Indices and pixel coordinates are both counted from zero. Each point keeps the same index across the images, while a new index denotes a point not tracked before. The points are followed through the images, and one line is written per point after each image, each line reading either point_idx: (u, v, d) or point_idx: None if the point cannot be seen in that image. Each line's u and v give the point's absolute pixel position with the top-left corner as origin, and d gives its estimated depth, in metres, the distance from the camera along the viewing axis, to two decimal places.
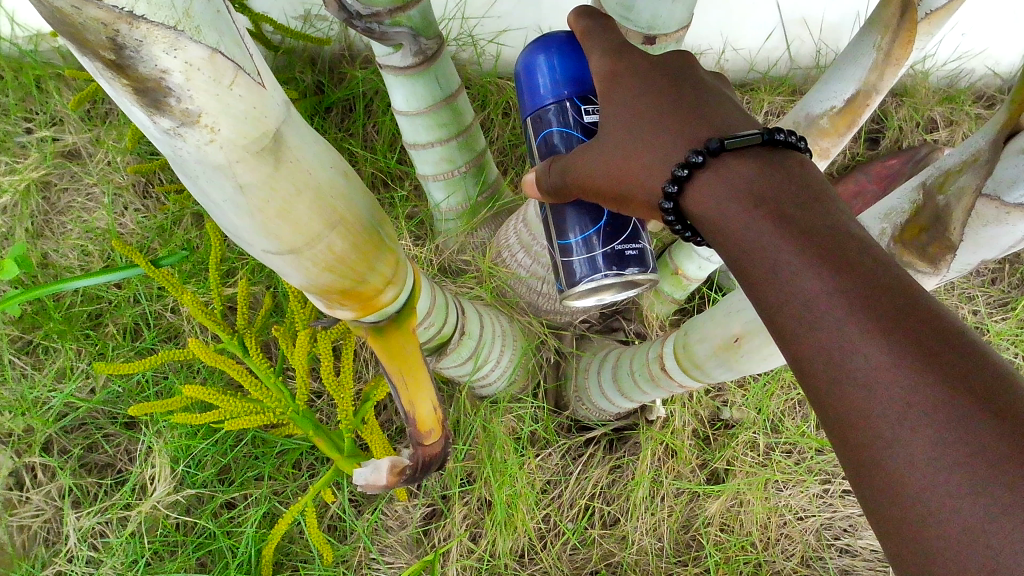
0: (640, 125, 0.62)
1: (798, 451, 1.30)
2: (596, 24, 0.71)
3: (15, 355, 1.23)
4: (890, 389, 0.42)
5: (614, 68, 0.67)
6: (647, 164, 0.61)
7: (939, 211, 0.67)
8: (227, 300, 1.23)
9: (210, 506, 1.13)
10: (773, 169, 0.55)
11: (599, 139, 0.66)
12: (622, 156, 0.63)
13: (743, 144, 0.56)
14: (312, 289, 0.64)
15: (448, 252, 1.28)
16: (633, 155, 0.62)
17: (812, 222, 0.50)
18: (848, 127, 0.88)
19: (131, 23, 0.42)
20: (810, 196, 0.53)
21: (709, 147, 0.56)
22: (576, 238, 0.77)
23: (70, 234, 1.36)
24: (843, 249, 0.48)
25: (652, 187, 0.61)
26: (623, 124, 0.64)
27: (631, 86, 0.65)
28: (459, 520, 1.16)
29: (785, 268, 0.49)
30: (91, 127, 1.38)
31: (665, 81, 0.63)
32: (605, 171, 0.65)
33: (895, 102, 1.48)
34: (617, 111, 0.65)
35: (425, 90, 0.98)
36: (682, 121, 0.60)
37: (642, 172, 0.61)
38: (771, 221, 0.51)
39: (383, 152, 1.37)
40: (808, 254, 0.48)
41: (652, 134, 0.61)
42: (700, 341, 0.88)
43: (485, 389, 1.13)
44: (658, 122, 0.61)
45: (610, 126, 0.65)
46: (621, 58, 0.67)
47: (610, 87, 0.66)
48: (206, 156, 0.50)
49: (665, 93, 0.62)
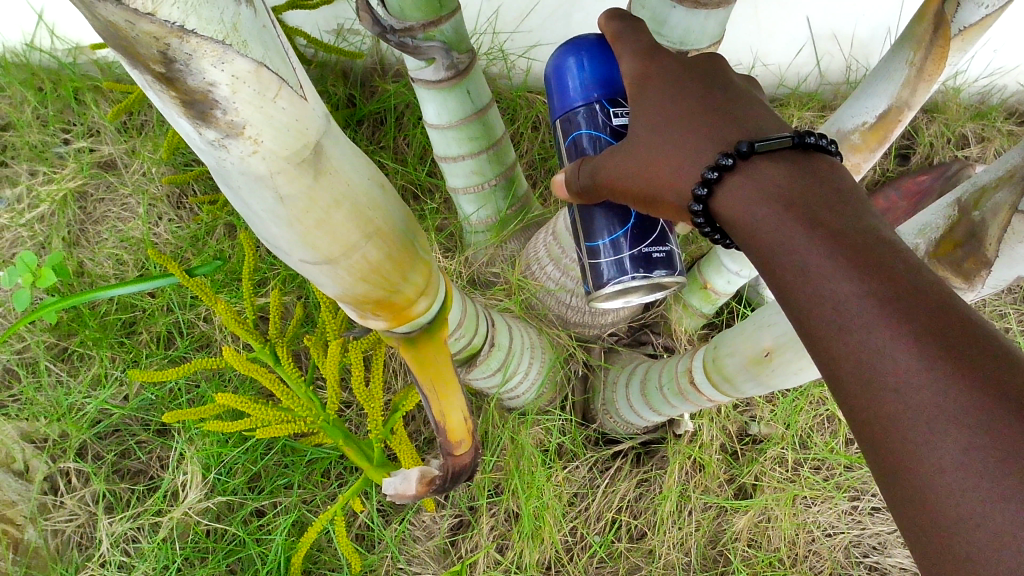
0: (669, 128, 0.63)
1: (826, 467, 1.29)
2: (626, 27, 0.71)
3: (51, 362, 1.25)
4: (920, 394, 0.43)
5: (643, 70, 0.67)
6: (676, 167, 0.61)
7: (974, 227, 0.67)
8: (260, 310, 1.24)
9: (240, 513, 1.14)
10: (804, 174, 0.55)
11: (628, 140, 0.67)
12: (651, 159, 0.63)
13: (774, 148, 0.56)
14: (346, 297, 0.65)
15: (478, 264, 1.29)
16: (662, 158, 0.62)
17: (844, 226, 0.51)
18: (879, 143, 0.88)
19: (182, 37, 0.42)
20: (842, 200, 0.53)
21: (740, 150, 0.56)
22: (608, 242, 0.78)
23: (105, 243, 1.38)
24: (874, 254, 0.48)
25: (681, 190, 0.61)
26: (652, 126, 0.64)
27: (660, 89, 0.65)
28: (486, 531, 1.17)
29: (816, 272, 0.49)
30: (128, 138, 1.41)
31: (695, 85, 0.64)
32: (633, 173, 0.65)
33: (926, 119, 1.47)
34: (645, 114, 0.65)
35: (457, 104, 1.00)
36: (711, 127, 0.61)
37: (670, 173, 0.62)
38: (803, 225, 0.52)
39: (414, 165, 1.39)
40: (839, 258, 0.48)
41: (681, 137, 0.61)
42: (730, 354, 0.88)
43: (514, 401, 1.14)
44: (686, 126, 0.61)
45: (638, 128, 0.65)
46: (652, 61, 0.67)
47: (640, 90, 0.66)
48: (248, 166, 0.51)
49: (695, 96, 0.63)
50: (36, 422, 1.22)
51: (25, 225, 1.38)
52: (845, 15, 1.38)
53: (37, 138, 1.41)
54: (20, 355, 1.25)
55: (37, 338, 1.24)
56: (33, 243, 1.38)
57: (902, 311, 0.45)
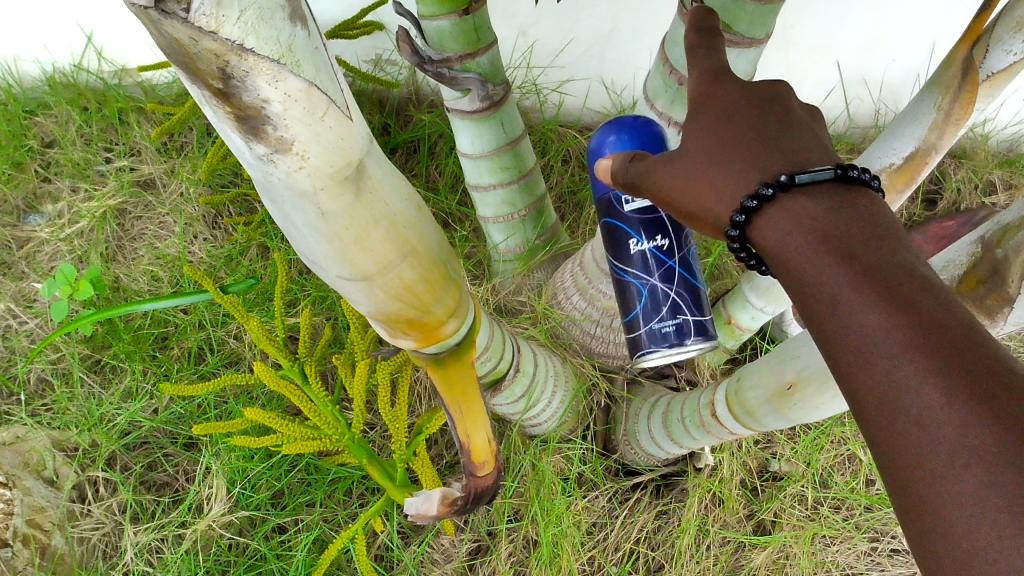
0: (713, 149, 0.62)
1: (846, 507, 1.29)
2: (702, 41, 0.67)
3: (85, 373, 1.27)
4: (946, 441, 0.42)
5: (704, 87, 0.65)
6: (718, 187, 0.61)
7: (997, 265, 0.65)
8: (290, 330, 1.27)
9: (262, 528, 1.15)
10: (843, 205, 0.55)
11: (672, 154, 0.66)
12: (695, 180, 0.63)
13: (814, 179, 0.56)
14: (379, 316, 0.67)
15: (505, 292, 1.30)
16: (705, 181, 0.62)
17: (878, 258, 0.50)
18: (906, 184, 0.89)
19: (241, 55, 0.45)
20: (879, 232, 0.52)
21: (779, 181, 0.56)
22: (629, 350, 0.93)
23: (141, 259, 1.40)
24: (904, 286, 0.48)
25: (721, 212, 0.61)
26: (700, 145, 0.63)
27: (714, 111, 0.63)
28: (505, 557, 1.17)
29: (844, 301, 0.50)
30: (167, 159, 1.45)
31: (750, 106, 0.62)
32: (676, 190, 0.65)
33: (953, 164, 1.49)
34: (694, 133, 0.64)
35: (490, 135, 1.02)
36: (754, 151, 0.60)
37: (712, 197, 0.62)
38: (835, 255, 0.52)
39: (446, 193, 1.42)
40: (868, 289, 0.49)
41: (722, 163, 0.61)
42: (754, 387, 0.89)
43: (536, 428, 1.15)
44: (729, 152, 0.61)
45: (685, 145, 0.65)
46: (713, 78, 0.64)
47: (696, 108, 0.65)
48: (294, 182, 0.53)
49: (746, 118, 0.62)
50: (68, 431, 1.23)
51: (65, 240, 1.42)
52: (875, 60, 1.40)
53: (81, 155, 1.45)
54: (56, 366, 1.29)
55: (71, 348, 1.27)
56: (71, 257, 1.42)
57: (929, 348, 0.45)
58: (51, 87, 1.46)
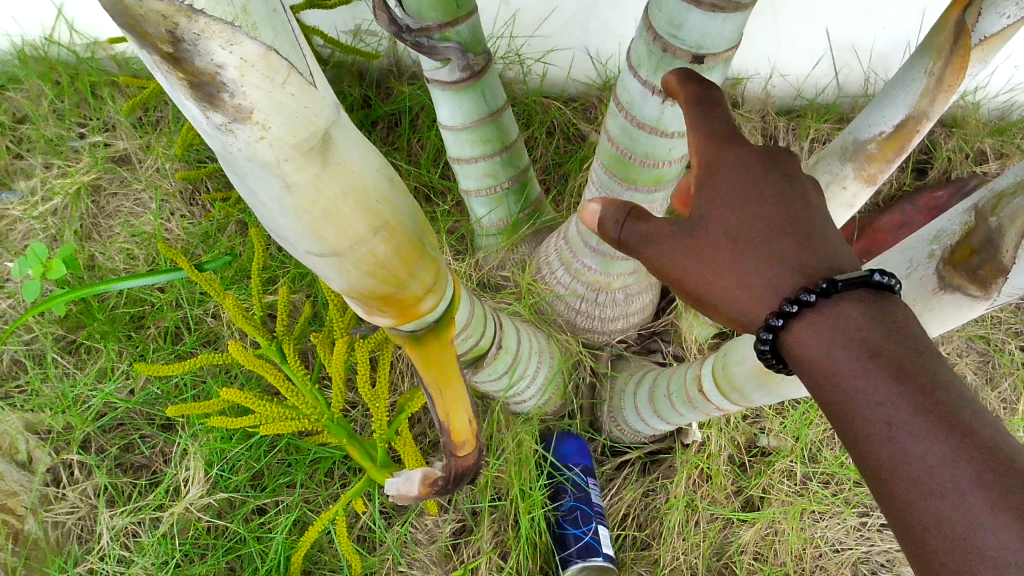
0: (741, 235, 0.58)
1: (836, 482, 1.27)
2: (704, 94, 0.61)
3: (59, 354, 1.25)
4: None
5: (722, 158, 0.59)
6: (744, 278, 0.57)
7: (991, 234, 0.59)
8: (268, 308, 1.24)
9: (241, 511, 1.13)
10: (892, 318, 0.51)
11: (683, 225, 0.60)
12: (717, 264, 0.58)
13: (862, 289, 0.52)
14: (352, 293, 0.65)
15: (488, 267, 1.28)
16: (730, 271, 0.57)
17: (938, 387, 0.47)
18: (898, 153, 0.86)
19: (191, 16, 0.43)
20: (931, 357, 0.49)
21: (827, 288, 0.52)
22: (562, 471, 1.16)
23: (117, 237, 1.38)
24: (975, 429, 0.45)
25: (749, 310, 0.57)
26: (724, 227, 0.58)
27: (737, 189, 0.59)
28: (489, 537, 1.16)
29: (910, 436, 0.46)
30: (143, 134, 1.42)
31: (775, 194, 0.58)
32: (689, 269, 0.59)
33: (944, 133, 1.47)
34: (712, 209, 0.59)
35: (472, 106, 0.99)
36: (786, 248, 0.56)
37: (738, 289, 0.57)
38: (896, 383, 0.48)
39: (427, 166, 1.39)
40: (939, 429, 0.45)
41: (744, 251, 0.57)
42: (740, 362, 0.87)
43: (519, 405, 1.13)
44: (750, 239, 0.57)
45: (699, 221, 0.59)
46: (730, 149, 0.59)
47: (712, 181, 0.59)
48: (256, 154, 0.50)
49: (776, 208, 0.58)
50: (41, 413, 1.21)
51: (39, 218, 1.39)
52: (865, 27, 1.37)
53: (54, 132, 1.42)
54: (29, 347, 1.26)
55: (45, 328, 1.23)
56: (45, 235, 1.39)
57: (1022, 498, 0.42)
58: (21, 60, 1.43)
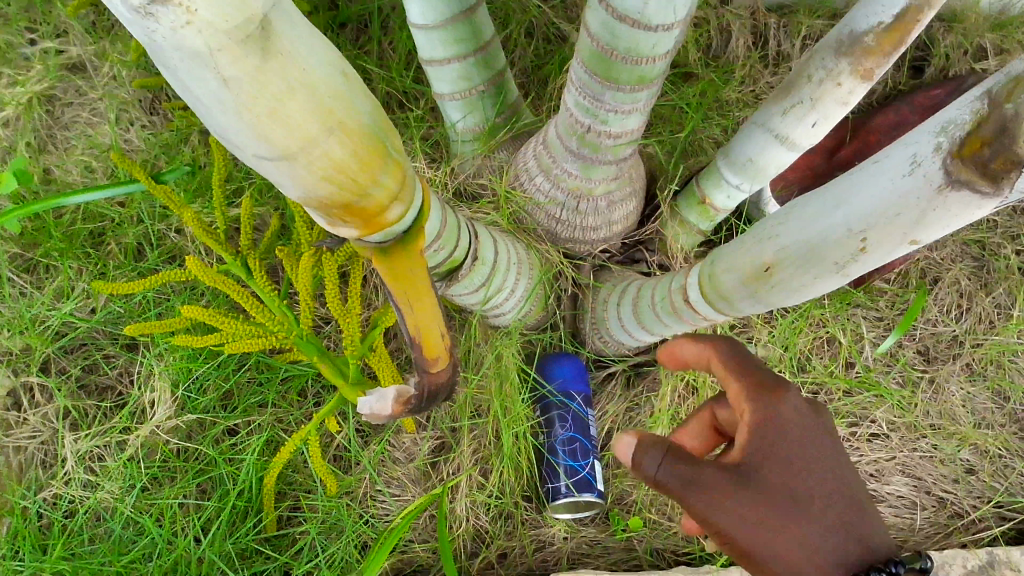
0: (803, 502, 0.63)
1: (825, 392, 1.27)
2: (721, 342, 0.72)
3: (14, 273, 1.19)
4: None
5: (778, 425, 0.65)
6: (802, 540, 0.62)
7: (1006, 121, 0.49)
8: (234, 222, 1.19)
9: (210, 432, 1.10)
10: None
11: (750, 468, 0.63)
12: (784, 522, 0.62)
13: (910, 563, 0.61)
14: (311, 202, 0.51)
15: (465, 175, 1.24)
16: (796, 521, 0.62)
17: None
18: (896, 47, 0.70)
19: None
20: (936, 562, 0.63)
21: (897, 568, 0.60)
22: (566, 401, 1.12)
23: (74, 149, 1.31)
24: None
25: (814, 561, 0.62)
26: (786, 483, 0.63)
27: (796, 441, 0.65)
28: (468, 454, 1.14)
29: None
30: (96, 39, 1.32)
31: (818, 454, 0.66)
32: (754, 523, 0.61)
33: (943, 29, 1.40)
34: (779, 472, 0.63)
35: (444, 4, 0.91)
36: (834, 528, 0.63)
37: (803, 551, 0.62)
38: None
39: (399, 70, 1.31)
40: None
41: (809, 515, 0.62)
42: (728, 269, 0.77)
43: (499, 319, 1.09)
44: (822, 512, 0.63)
45: (763, 478, 0.63)
46: (781, 401, 0.66)
47: (771, 436, 0.64)
48: (183, 42, 0.39)
49: (825, 481, 0.65)
50: None
51: None
52: None
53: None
54: None
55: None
56: None
57: None
58: None
